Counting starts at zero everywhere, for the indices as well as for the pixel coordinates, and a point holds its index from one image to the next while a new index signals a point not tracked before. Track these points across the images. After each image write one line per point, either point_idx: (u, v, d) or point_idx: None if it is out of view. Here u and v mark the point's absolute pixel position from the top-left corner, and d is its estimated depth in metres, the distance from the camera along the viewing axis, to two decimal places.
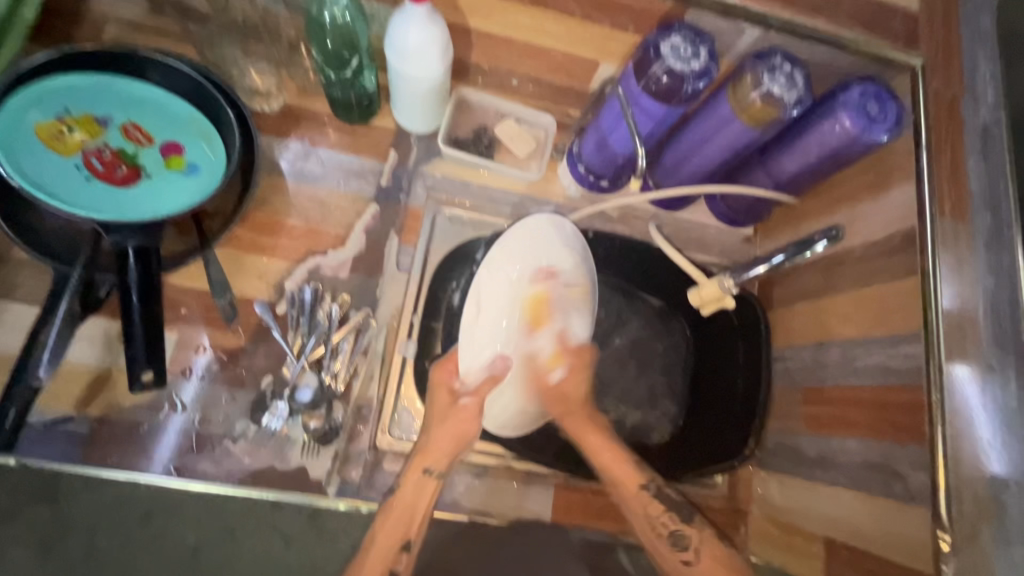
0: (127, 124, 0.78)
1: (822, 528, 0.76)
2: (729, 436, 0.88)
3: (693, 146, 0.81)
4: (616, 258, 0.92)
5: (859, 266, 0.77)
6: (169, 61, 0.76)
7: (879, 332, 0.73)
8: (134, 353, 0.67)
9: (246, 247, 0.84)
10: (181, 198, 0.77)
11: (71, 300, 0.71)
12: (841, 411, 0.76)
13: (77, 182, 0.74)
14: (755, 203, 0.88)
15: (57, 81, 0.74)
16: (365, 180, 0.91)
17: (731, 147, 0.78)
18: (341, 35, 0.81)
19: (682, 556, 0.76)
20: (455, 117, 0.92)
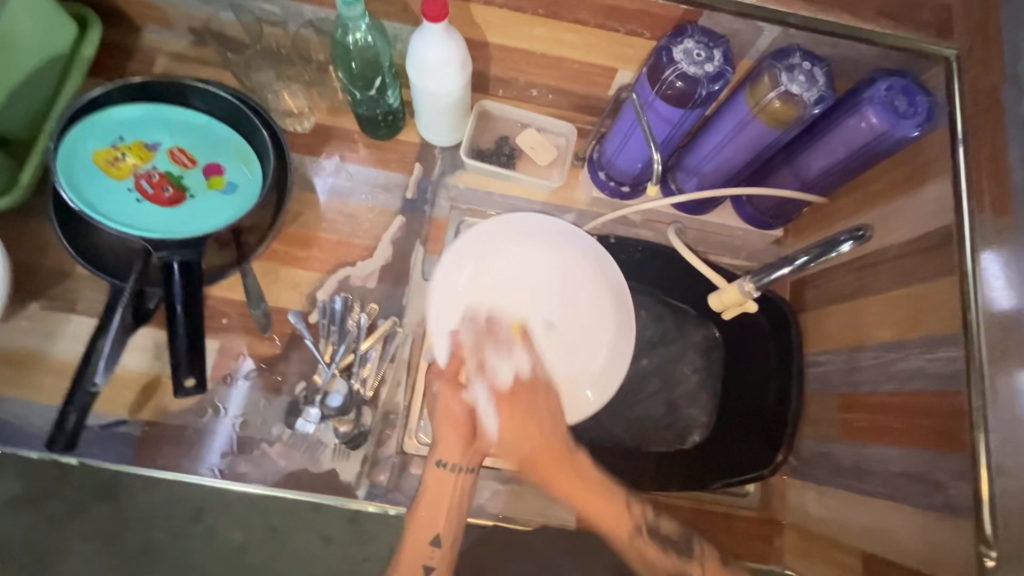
0: (173, 148, 0.84)
1: (861, 541, 0.72)
2: (760, 445, 0.84)
3: (714, 149, 0.79)
4: (638, 265, 0.90)
5: (896, 266, 0.73)
6: (210, 88, 0.82)
7: (917, 336, 0.69)
8: (178, 360, 0.71)
9: (281, 259, 0.89)
10: (221, 216, 0.82)
11: (124, 313, 0.76)
12: (878, 417, 0.73)
13: (129, 204, 0.80)
14: (784, 204, 0.86)
15: (112, 112, 0.81)
16: (392, 192, 0.95)
17: (753, 148, 0.77)
18: (366, 56, 0.83)
19: (659, 545, 0.73)
20: (477, 129, 0.95)
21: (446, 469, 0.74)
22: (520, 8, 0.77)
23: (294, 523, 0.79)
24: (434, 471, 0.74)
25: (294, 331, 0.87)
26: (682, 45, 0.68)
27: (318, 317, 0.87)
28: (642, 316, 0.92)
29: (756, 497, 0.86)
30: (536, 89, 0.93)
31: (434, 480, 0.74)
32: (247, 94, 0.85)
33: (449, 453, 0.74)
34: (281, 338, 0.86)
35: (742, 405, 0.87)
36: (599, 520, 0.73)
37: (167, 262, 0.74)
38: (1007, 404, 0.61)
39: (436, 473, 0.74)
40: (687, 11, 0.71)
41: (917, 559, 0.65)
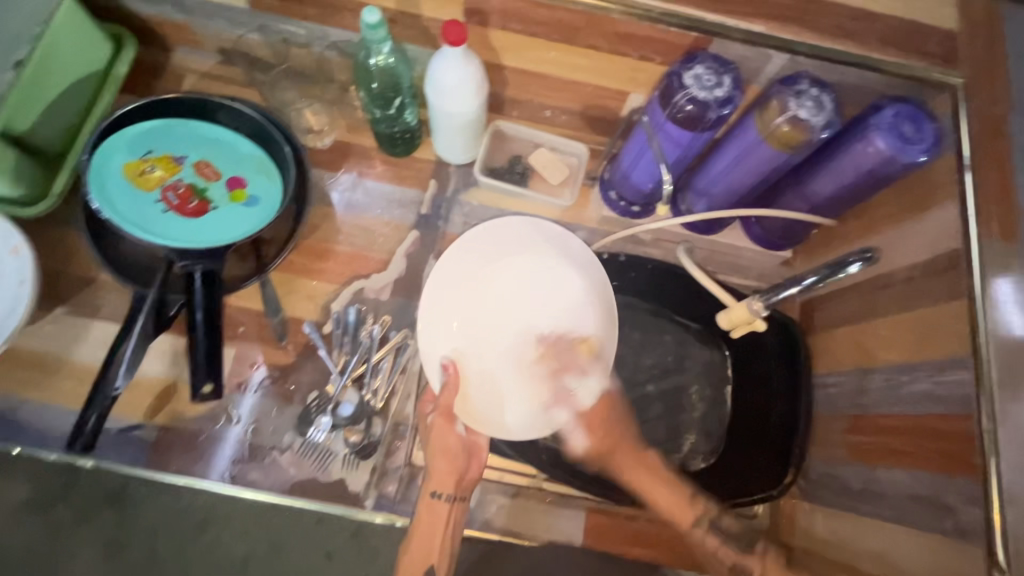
0: (199, 161, 0.87)
1: (870, 566, 0.71)
2: (767, 466, 0.84)
3: (723, 171, 0.81)
4: (650, 285, 0.91)
5: (904, 288, 0.74)
6: (237, 105, 0.85)
7: (926, 357, 0.69)
8: (196, 366, 0.73)
9: (298, 270, 0.91)
10: (243, 227, 0.85)
11: (147, 318, 0.79)
12: (886, 440, 0.72)
13: (154, 214, 0.83)
14: (793, 226, 0.87)
15: (142, 126, 0.84)
16: (407, 208, 0.97)
17: (761, 170, 0.78)
18: (387, 77, 0.86)
19: (692, 517, 0.81)
20: (492, 148, 0.98)
21: (437, 502, 0.77)
22: (536, 33, 0.80)
23: (297, 535, 0.80)
24: (427, 502, 0.78)
25: (308, 341, 0.88)
26: (692, 71, 0.70)
27: (331, 328, 0.89)
28: (651, 334, 0.94)
29: (764, 518, 0.86)
30: (550, 111, 0.95)
31: (424, 511, 0.77)
32: (271, 112, 0.88)
33: (441, 482, 0.78)
34: (294, 348, 0.88)
35: (749, 426, 0.88)
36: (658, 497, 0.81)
37: (192, 272, 0.77)
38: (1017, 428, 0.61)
39: (428, 506, 0.77)
40: (697, 38, 0.74)
41: None
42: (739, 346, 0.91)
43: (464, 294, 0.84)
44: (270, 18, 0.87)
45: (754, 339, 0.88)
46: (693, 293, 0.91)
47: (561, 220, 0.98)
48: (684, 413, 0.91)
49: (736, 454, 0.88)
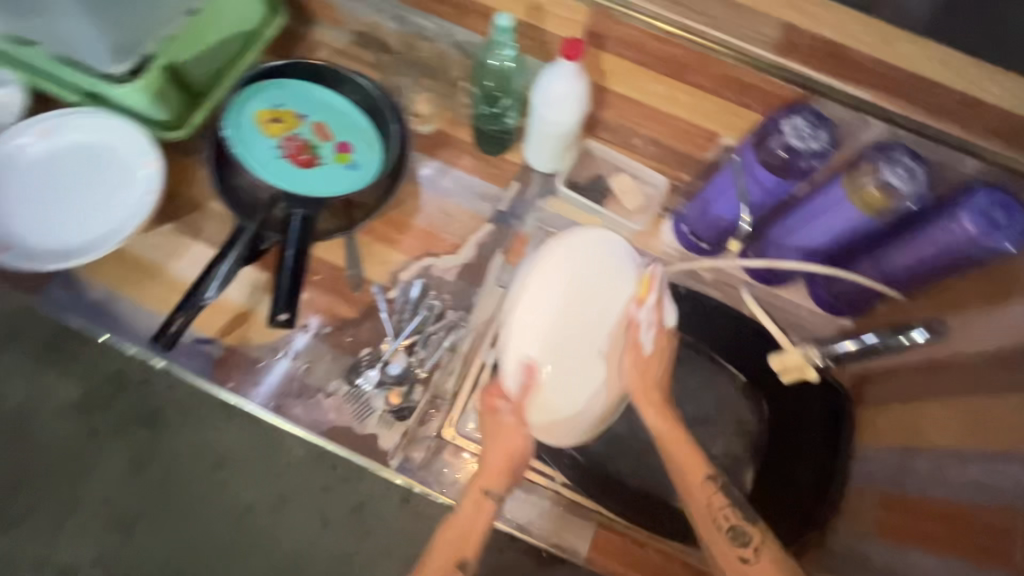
0: (317, 122, 0.96)
1: None
2: (794, 515, 0.85)
3: (799, 224, 0.83)
4: (705, 319, 0.93)
5: (964, 372, 0.73)
6: (361, 80, 0.95)
7: (977, 446, 0.67)
8: (278, 296, 0.81)
9: (377, 236, 0.98)
10: (342, 185, 0.93)
11: (241, 249, 0.86)
12: (920, 523, 0.70)
13: (271, 158, 0.92)
14: (859, 294, 0.88)
15: (280, 81, 0.95)
16: (487, 202, 1.03)
17: (840, 229, 0.80)
18: (500, 78, 0.94)
19: (740, 552, 0.71)
20: (577, 163, 1.04)
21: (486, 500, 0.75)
22: (646, 63, 0.86)
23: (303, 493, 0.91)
24: (473, 495, 0.76)
25: (372, 301, 0.94)
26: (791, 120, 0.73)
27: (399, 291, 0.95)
28: (693, 369, 0.94)
29: None
30: (640, 139, 1.00)
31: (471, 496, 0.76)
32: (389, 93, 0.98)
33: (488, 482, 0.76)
34: (358, 304, 0.94)
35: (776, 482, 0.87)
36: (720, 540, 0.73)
37: (295, 217, 0.86)
38: None
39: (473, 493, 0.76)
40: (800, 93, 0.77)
41: None
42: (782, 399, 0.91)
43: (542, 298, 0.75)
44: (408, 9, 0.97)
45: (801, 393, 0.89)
46: (747, 338, 0.93)
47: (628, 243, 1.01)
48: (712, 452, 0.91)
49: (764, 499, 0.88)
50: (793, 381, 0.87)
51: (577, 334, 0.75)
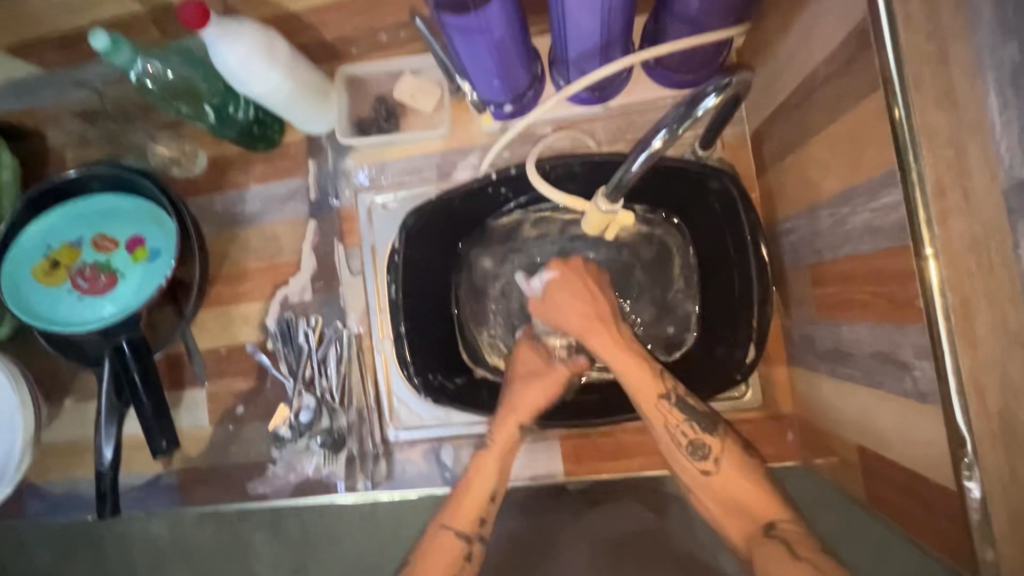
0: (95, 236, 0.90)
1: (818, 399, 0.69)
2: (725, 360, 0.74)
3: (560, 29, 0.65)
4: (565, 185, 0.76)
5: (778, 124, 0.69)
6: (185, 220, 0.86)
7: (866, 314, 0.55)
8: (141, 353, 0.83)
9: (228, 299, 0.94)
10: (155, 278, 0.88)
11: (115, 363, 0.83)
12: (724, 222, 0.74)
13: (73, 304, 0.88)
14: (692, 53, 0.71)
15: (29, 231, 0.89)
16: (297, 201, 0.93)
17: (597, 9, 0.61)
18: (179, 89, 0.78)
19: (699, 466, 0.63)
20: (352, 98, 0.89)
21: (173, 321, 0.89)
22: None
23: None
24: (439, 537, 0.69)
25: (257, 364, 0.92)
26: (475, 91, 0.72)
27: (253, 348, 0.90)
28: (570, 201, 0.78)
29: (755, 398, 0.78)
30: (386, 33, 0.83)
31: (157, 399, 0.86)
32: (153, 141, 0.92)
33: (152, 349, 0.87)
34: (252, 366, 0.93)
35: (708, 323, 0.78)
36: (678, 456, 0.65)
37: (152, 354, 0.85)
38: (966, 244, 0.43)
39: (467, 499, 0.70)
40: None
41: (903, 455, 0.52)
42: (715, 220, 0.75)
43: None
44: (76, 66, 0.85)
45: (699, 219, 0.77)
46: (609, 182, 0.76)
47: (448, 148, 0.88)
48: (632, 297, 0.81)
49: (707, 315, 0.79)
50: (708, 194, 0.74)
51: None
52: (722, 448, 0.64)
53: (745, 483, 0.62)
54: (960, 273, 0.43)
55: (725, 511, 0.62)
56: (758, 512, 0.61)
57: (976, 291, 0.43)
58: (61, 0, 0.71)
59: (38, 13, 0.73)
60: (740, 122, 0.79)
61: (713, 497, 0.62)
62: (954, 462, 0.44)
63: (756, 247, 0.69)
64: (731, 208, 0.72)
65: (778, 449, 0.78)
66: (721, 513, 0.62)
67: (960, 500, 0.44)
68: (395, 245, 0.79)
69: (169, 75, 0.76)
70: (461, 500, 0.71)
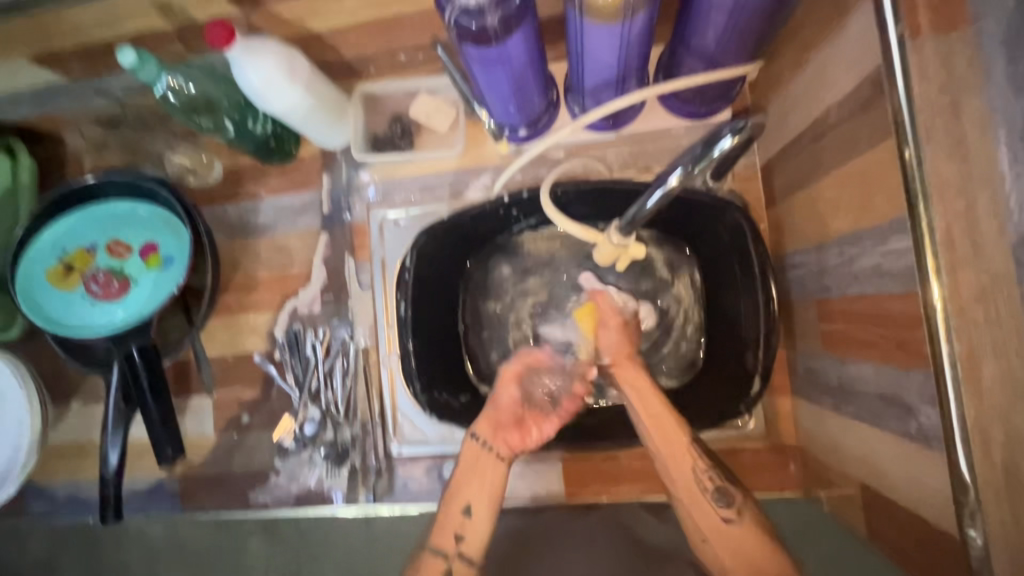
0: (109, 242, 0.91)
1: (823, 438, 0.69)
2: (730, 390, 0.75)
3: (578, 61, 0.66)
4: (575, 209, 0.77)
5: (790, 161, 0.70)
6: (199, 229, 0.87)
7: (872, 354, 0.55)
8: (150, 360, 0.83)
9: (238, 308, 0.95)
10: (166, 286, 0.89)
11: (123, 369, 0.83)
12: (733, 253, 0.75)
13: (85, 308, 0.89)
14: (706, 86, 0.72)
15: (45, 236, 0.90)
16: (310, 214, 0.94)
17: (616, 46, 0.62)
18: (200, 103, 0.79)
19: (722, 513, 0.63)
20: (368, 115, 0.90)
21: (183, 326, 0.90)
22: None
23: None
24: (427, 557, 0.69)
25: (264, 374, 0.93)
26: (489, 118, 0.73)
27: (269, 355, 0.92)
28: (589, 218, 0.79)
29: (759, 427, 0.79)
30: (404, 54, 0.85)
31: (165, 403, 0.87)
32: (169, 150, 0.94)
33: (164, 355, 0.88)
34: (258, 375, 0.93)
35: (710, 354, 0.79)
36: (700, 501, 0.64)
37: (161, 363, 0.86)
38: (974, 295, 0.43)
39: (449, 516, 0.70)
40: None
41: (905, 496, 0.52)
42: (725, 250, 0.76)
43: None
44: (99, 77, 0.86)
45: (707, 248, 0.78)
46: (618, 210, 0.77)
47: (462, 168, 0.89)
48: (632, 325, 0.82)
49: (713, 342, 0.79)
50: (717, 224, 0.75)
51: None
52: (744, 500, 0.64)
53: (764, 545, 0.62)
54: (967, 323, 0.43)
55: (736, 565, 0.61)
56: (769, 566, 0.60)
57: (984, 342, 0.43)
58: (88, 15, 0.73)
59: (65, 27, 0.75)
60: (751, 153, 0.80)
61: (723, 544, 0.62)
62: (957, 509, 0.44)
63: (764, 278, 0.70)
64: (740, 242, 0.73)
65: (779, 480, 0.78)
66: (735, 565, 0.61)
67: (963, 549, 0.45)
68: (405, 263, 0.79)
69: (191, 90, 0.77)
70: (443, 516, 0.70)
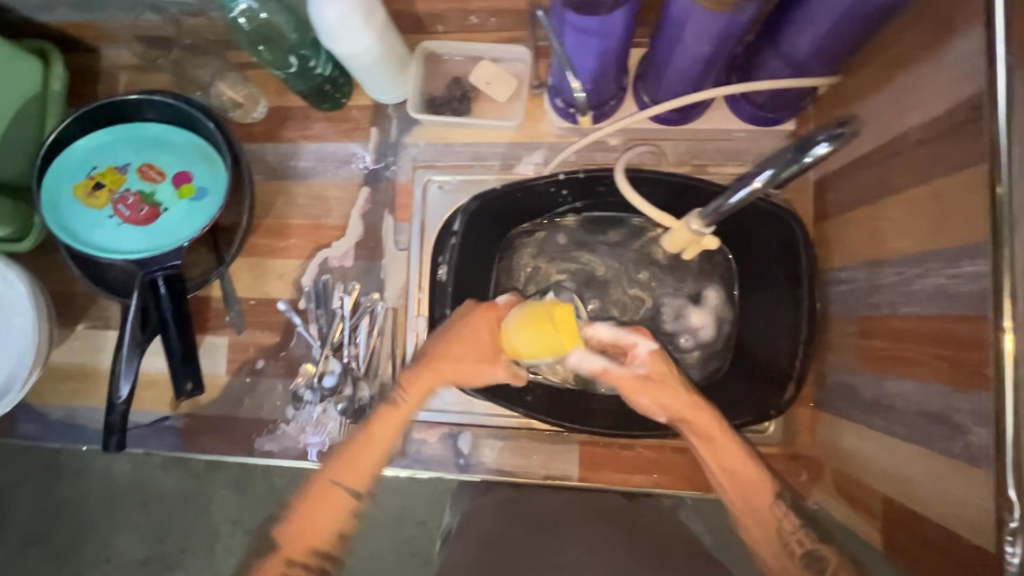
0: (142, 165, 0.88)
1: (844, 457, 0.70)
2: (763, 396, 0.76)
3: (667, 48, 0.65)
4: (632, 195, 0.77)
5: (852, 178, 0.71)
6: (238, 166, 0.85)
7: (919, 373, 0.57)
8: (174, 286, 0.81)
9: (268, 252, 0.92)
10: (198, 219, 0.87)
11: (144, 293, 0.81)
12: (779, 260, 0.76)
13: (111, 228, 0.85)
14: (781, 93, 0.73)
15: (75, 148, 0.86)
16: (354, 165, 0.92)
17: (711, 40, 0.62)
18: (268, 35, 0.77)
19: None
20: (428, 74, 0.89)
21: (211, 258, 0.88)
22: None
23: None
24: (325, 483, 0.69)
25: (285, 321, 0.91)
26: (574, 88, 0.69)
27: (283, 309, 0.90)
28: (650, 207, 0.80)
29: (777, 433, 0.81)
30: (476, 17, 0.84)
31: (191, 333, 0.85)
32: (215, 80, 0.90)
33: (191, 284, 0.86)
34: (280, 322, 0.91)
35: (749, 361, 0.78)
36: (789, 565, 0.62)
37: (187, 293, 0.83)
38: None
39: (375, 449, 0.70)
40: None
41: (939, 513, 0.54)
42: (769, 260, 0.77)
43: None
44: None
45: (751, 257, 0.79)
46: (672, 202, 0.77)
47: (515, 141, 0.88)
48: (677, 322, 0.83)
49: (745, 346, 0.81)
50: (767, 229, 0.76)
51: None
52: (836, 560, 0.62)
53: None
54: None
55: None
56: None
57: None
58: None
59: None
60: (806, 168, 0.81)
61: None
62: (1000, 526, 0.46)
63: (809, 292, 0.72)
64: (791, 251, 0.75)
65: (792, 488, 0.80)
66: None
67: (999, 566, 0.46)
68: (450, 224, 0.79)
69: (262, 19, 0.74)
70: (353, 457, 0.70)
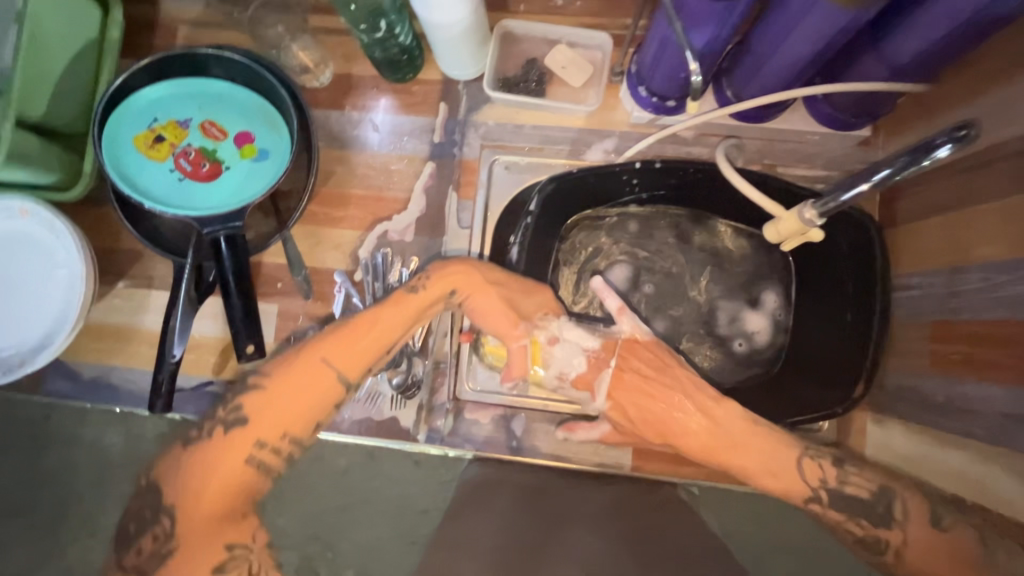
0: (204, 121, 0.85)
1: (904, 457, 0.72)
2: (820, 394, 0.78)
3: (774, 41, 0.66)
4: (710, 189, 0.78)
5: (931, 185, 0.73)
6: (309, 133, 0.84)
7: (1005, 376, 0.59)
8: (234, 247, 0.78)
9: (325, 221, 0.91)
10: (261, 181, 0.84)
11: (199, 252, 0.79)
12: (850, 261, 0.77)
13: (172, 184, 0.83)
14: (868, 98, 0.74)
15: (138, 99, 0.83)
16: (420, 139, 0.91)
17: (823, 36, 0.63)
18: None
19: (872, 536, 0.62)
20: (504, 54, 0.88)
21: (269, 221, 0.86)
22: None
23: None
24: (314, 365, 0.70)
25: (339, 292, 0.89)
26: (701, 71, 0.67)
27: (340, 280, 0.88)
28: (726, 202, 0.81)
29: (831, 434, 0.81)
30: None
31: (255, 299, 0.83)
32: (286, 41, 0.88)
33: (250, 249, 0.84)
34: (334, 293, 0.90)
35: (810, 361, 0.79)
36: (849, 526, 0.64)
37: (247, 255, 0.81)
38: None
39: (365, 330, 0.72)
40: None
41: None
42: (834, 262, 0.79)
43: (20, 289, 0.84)
44: None
45: (818, 259, 0.80)
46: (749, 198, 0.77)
47: (586, 127, 0.88)
48: (732, 326, 0.84)
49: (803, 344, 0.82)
50: (842, 230, 0.77)
51: (23, 284, 0.84)
52: (897, 514, 0.63)
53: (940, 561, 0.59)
54: None
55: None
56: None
57: None
58: None
59: None
60: None
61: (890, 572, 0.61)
62: None
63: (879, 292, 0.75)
64: (859, 254, 0.77)
65: None
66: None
67: None
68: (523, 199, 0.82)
69: None
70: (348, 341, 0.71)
